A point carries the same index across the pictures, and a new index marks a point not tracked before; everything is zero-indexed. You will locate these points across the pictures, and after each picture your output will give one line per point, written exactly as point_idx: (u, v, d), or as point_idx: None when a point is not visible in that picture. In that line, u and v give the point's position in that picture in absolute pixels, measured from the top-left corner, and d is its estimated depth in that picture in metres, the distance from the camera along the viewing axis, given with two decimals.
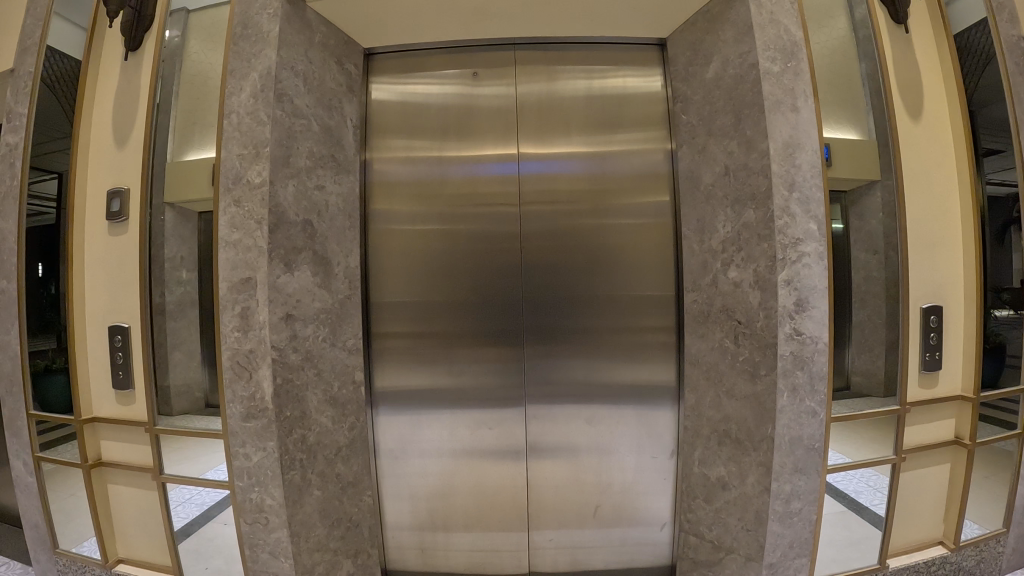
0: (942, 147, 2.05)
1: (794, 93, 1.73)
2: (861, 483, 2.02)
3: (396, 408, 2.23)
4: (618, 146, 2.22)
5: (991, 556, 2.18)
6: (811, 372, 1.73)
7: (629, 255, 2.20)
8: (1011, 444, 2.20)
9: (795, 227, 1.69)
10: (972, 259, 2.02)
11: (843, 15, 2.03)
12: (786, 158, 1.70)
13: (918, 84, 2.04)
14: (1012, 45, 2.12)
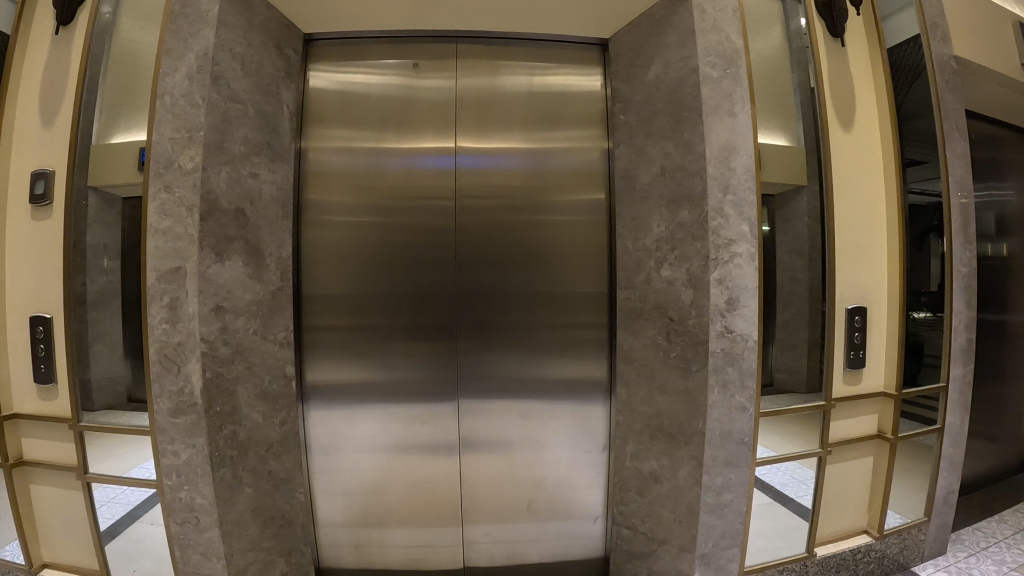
0: (870, 156, 2.12)
1: (732, 98, 1.75)
2: (787, 476, 2.09)
3: (329, 403, 2.20)
4: (555, 143, 2.23)
5: (914, 544, 2.28)
6: (741, 369, 1.77)
7: (563, 251, 2.22)
8: (928, 439, 2.30)
9: (728, 228, 1.73)
10: (896, 263, 2.09)
11: (778, 26, 2.08)
12: (722, 160, 1.73)
13: (849, 94, 2.10)
14: (941, 63, 2.24)
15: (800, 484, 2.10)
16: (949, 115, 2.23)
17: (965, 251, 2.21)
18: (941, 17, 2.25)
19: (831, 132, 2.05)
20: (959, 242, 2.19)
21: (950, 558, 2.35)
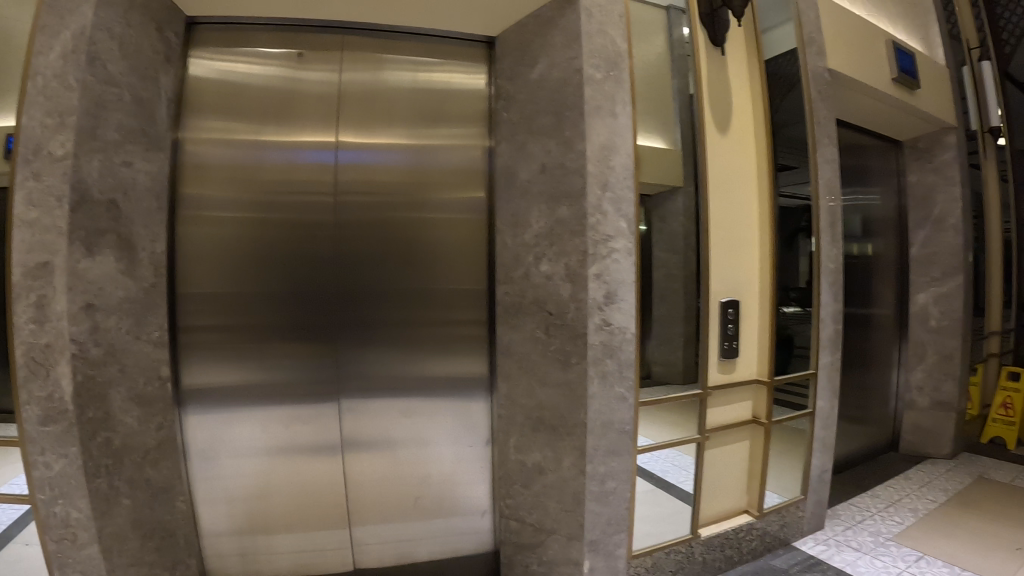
0: (743, 160, 2.24)
1: (614, 99, 1.84)
2: (668, 463, 2.14)
3: (206, 406, 2.11)
4: (435, 140, 2.24)
5: (793, 520, 2.42)
6: (620, 360, 1.85)
7: (441, 247, 2.22)
8: (803, 422, 2.43)
9: (606, 225, 1.81)
10: (767, 260, 2.21)
11: (661, 35, 2.14)
12: (602, 159, 1.81)
13: (724, 100, 2.20)
14: (816, 74, 2.40)
15: (682, 468, 2.18)
16: (820, 123, 2.38)
17: (832, 250, 2.35)
18: (816, 32, 2.45)
19: (707, 134, 2.14)
20: (827, 242, 2.33)
21: (828, 531, 2.56)
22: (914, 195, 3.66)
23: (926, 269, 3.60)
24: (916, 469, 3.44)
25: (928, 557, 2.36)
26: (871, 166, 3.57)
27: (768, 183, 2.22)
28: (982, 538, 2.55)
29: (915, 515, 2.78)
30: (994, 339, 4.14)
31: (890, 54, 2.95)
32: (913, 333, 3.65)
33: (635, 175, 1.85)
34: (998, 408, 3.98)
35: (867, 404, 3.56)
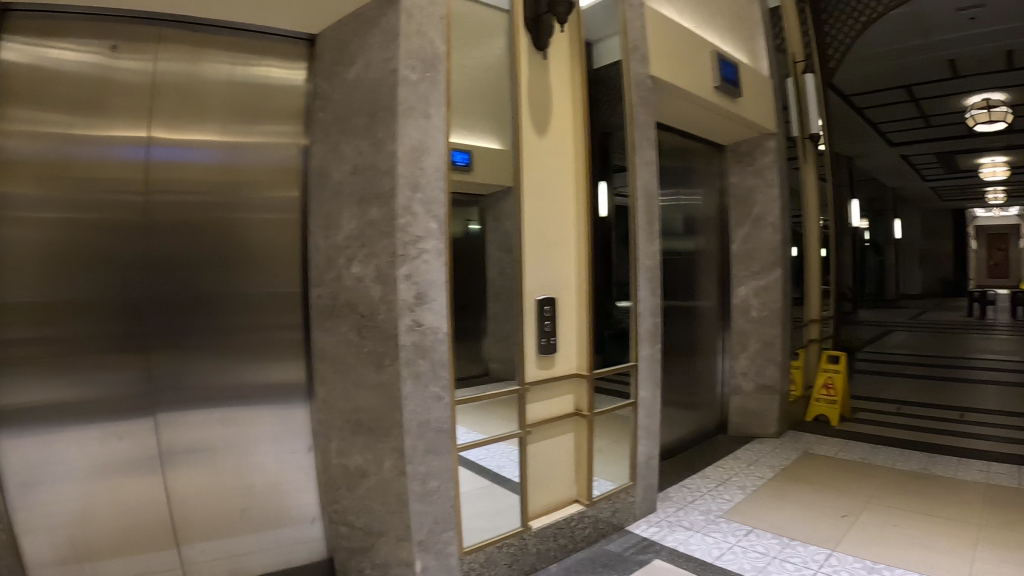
0: (561, 163, 2.33)
1: (427, 101, 1.86)
2: (499, 456, 2.15)
3: (16, 427, 1.94)
4: (253, 138, 2.22)
5: (624, 505, 2.56)
6: (433, 360, 1.86)
7: (254, 248, 2.21)
8: (627, 411, 2.54)
9: (416, 226, 1.82)
10: (585, 258, 2.35)
11: (492, 36, 2.12)
12: (412, 161, 1.82)
13: (544, 102, 2.27)
14: (638, 80, 2.51)
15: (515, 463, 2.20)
16: (639, 126, 2.50)
17: (649, 247, 2.53)
18: (641, 40, 2.54)
19: (528, 136, 2.20)
20: (644, 240, 2.50)
21: (660, 513, 2.72)
22: (735, 194, 3.91)
23: (747, 264, 3.85)
24: (742, 448, 3.69)
25: (757, 530, 2.58)
26: (697, 168, 3.81)
27: (585, 185, 2.35)
28: (808, 509, 2.81)
29: (745, 492, 3.02)
30: (813, 326, 4.65)
31: (714, 64, 3.13)
32: (735, 323, 3.93)
33: (446, 176, 1.88)
34: (820, 389, 4.38)
35: (695, 391, 3.80)
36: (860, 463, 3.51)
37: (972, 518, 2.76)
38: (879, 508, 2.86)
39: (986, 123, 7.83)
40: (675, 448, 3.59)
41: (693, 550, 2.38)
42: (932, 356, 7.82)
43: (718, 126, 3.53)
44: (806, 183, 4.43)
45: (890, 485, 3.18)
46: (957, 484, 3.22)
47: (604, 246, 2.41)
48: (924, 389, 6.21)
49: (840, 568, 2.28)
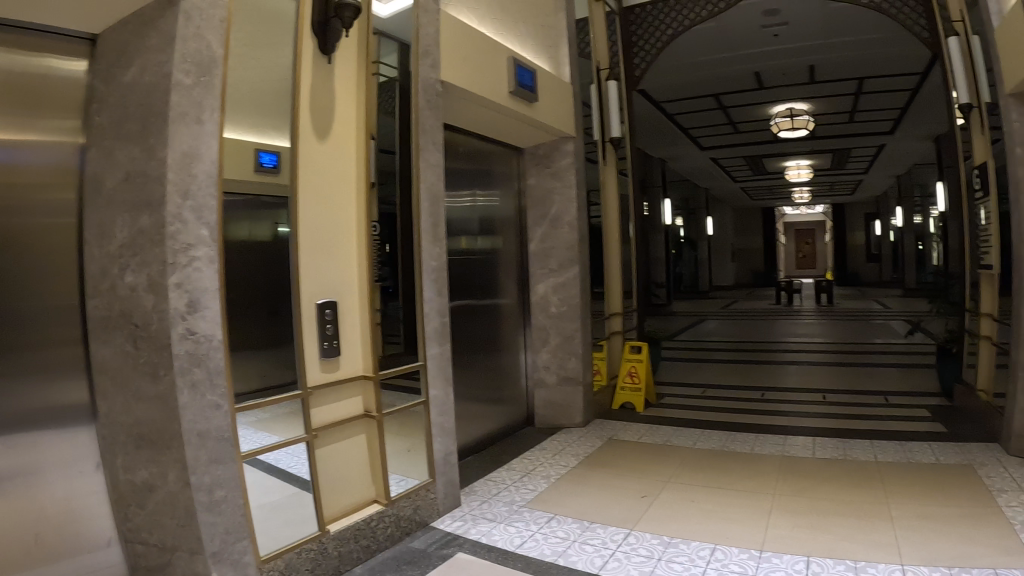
0: (338, 171, 2.68)
1: (200, 106, 1.98)
2: (294, 460, 2.40)
3: None
4: (29, 134, 2.05)
5: (424, 500, 3.02)
6: (208, 368, 2.01)
7: (32, 257, 2.05)
8: (419, 408, 3.01)
9: (186, 234, 1.95)
10: (364, 250, 2.74)
11: (285, 46, 2.39)
12: (183, 167, 1.95)
13: (323, 114, 2.59)
14: (427, 83, 3.00)
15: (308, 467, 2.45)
16: (425, 131, 3.01)
17: (433, 247, 3.04)
18: (432, 47, 3.02)
19: (305, 140, 2.51)
20: (428, 241, 3.01)
21: (465, 507, 3.25)
22: (532, 195, 4.71)
23: (545, 262, 4.68)
24: (540, 446, 4.32)
25: (558, 517, 3.16)
26: (472, 168, 4.28)
27: (364, 183, 2.73)
28: (608, 496, 3.46)
29: (546, 481, 3.68)
30: (615, 318, 5.46)
31: (510, 69, 3.68)
32: (536, 319, 4.73)
33: (219, 181, 2.03)
34: (625, 378, 5.31)
35: (500, 386, 4.53)
36: (655, 446, 4.36)
37: (757, 491, 3.52)
38: (674, 489, 3.57)
39: (788, 130, 8.65)
40: (475, 445, 4.21)
41: (495, 541, 2.87)
42: (741, 342, 8.63)
43: (512, 126, 4.10)
44: (607, 180, 5.24)
45: (684, 469, 3.91)
46: (711, 474, 3.83)
47: (383, 241, 2.85)
48: (730, 372, 6.89)
49: (638, 544, 2.87)
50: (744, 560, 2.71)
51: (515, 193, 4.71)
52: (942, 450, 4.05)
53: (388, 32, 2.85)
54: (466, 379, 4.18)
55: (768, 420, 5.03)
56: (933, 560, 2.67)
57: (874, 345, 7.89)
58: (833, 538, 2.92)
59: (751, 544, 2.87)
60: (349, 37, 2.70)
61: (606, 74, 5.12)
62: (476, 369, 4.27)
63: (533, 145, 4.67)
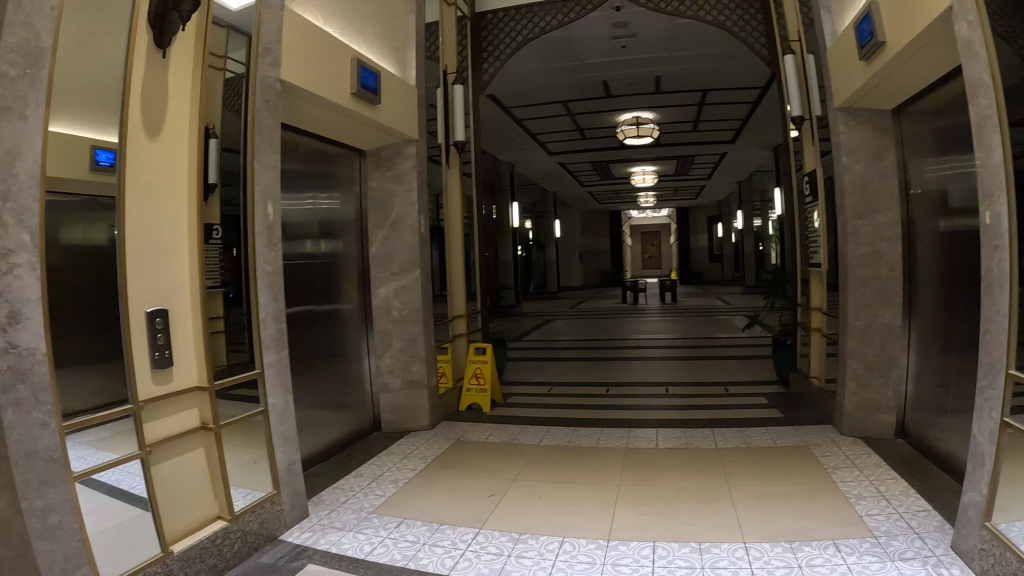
0: (172, 171, 2.54)
1: (25, 100, 1.84)
2: (130, 478, 2.29)
3: None
4: None
5: (271, 514, 2.93)
6: (33, 385, 1.86)
7: None
8: (259, 418, 2.94)
9: (7, 238, 1.80)
10: (195, 255, 2.62)
11: (123, 38, 2.25)
12: (5, 165, 1.79)
13: (157, 110, 2.45)
14: (266, 83, 2.91)
15: (146, 484, 2.35)
16: (263, 131, 2.93)
17: (269, 252, 2.98)
18: (274, 44, 2.93)
19: (134, 138, 2.36)
20: (264, 246, 2.94)
21: (313, 517, 3.18)
22: (373, 198, 4.68)
23: (386, 265, 4.66)
24: (387, 451, 4.29)
25: (407, 520, 3.18)
26: (317, 169, 4.22)
27: (196, 185, 2.62)
28: (455, 497, 3.51)
29: (396, 486, 3.67)
30: (460, 321, 5.52)
31: (353, 71, 3.64)
32: (377, 323, 4.70)
33: (41, 181, 1.88)
34: (471, 379, 5.44)
35: (346, 393, 4.44)
36: (502, 444, 4.45)
37: (603, 483, 3.67)
38: (521, 485, 3.67)
39: (635, 136, 8.82)
40: (323, 453, 4.11)
41: (345, 549, 2.85)
42: (589, 340, 8.89)
43: (349, 126, 4.03)
44: (451, 187, 5.31)
45: (529, 465, 4.03)
46: (556, 466, 3.99)
47: (220, 245, 2.75)
48: (577, 370, 7.09)
49: (488, 542, 2.93)
50: (592, 549, 2.84)
51: (355, 195, 4.66)
52: (779, 435, 4.35)
53: (236, 26, 2.76)
54: (311, 387, 4.07)
55: (616, 414, 5.25)
56: (773, 536, 2.86)
57: (717, 339, 8.40)
58: (676, 522, 3.08)
59: (599, 534, 2.99)
60: (187, 30, 2.56)
61: (453, 78, 5.16)
62: (320, 374, 4.17)
63: (375, 148, 4.66)
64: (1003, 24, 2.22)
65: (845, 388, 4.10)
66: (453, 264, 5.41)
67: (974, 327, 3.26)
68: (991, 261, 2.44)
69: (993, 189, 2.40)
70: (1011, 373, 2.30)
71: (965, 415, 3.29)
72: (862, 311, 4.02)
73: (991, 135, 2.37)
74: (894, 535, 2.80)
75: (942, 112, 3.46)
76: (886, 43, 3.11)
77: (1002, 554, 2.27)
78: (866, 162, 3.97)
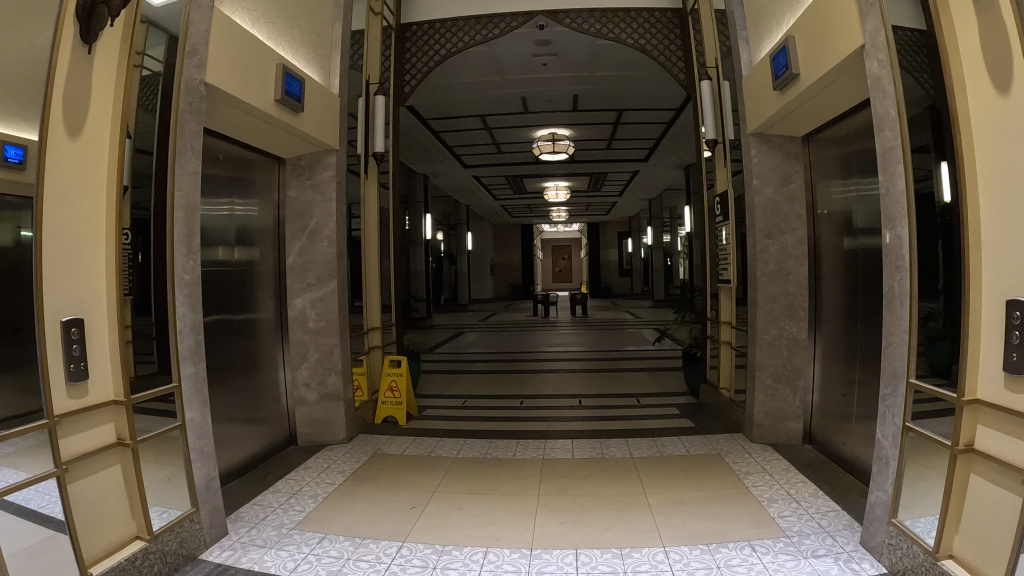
0: (90, 172, 2.41)
1: None
2: (44, 498, 2.16)
3: None
4: None
5: (190, 533, 2.80)
6: None
7: None
8: (177, 433, 2.79)
9: None
10: (113, 261, 2.49)
11: (43, 32, 2.14)
12: None
13: (78, 107, 2.33)
14: (190, 85, 2.81)
15: (61, 503, 2.22)
16: (185, 135, 2.82)
17: (189, 261, 2.85)
18: (201, 45, 2.85)
19: (54, 135, 2.23)
20: (182, 254, 2.81)
21: (233, 535, 3.07)
22: (291, 207, 4.57)
23: (302, 276, 4.56)
24: (305, 465, 4.19)
25: (329, 536, 3.11)
26: (235, 176, 4.10)
27: (116, 188, 2.49)
28: (375, 510, 3.46)
29: (315, 500, 3.59)
30: (375, 333, 5.43)
31: (278, 78, 3.56)
32: (293, 334, 4.59)
33: None
34: (386, 392, 5.36)
35: (260, 406, 4.30)
36: (421, 457, 4.42)
37: (522, 493, 3.71)
38: (440, 497, 3.65)
39: (550, 153, 9.10)
40: (238, 469, 3.97)
41: (267, 567, 2.76)
42: (503, 353, 8.92)
43: (271, 133, 3.93)
44: (367, 197, 5.20)
45: (448, 477, 4.02)
46: (477, 478, 4.00)
47: (135, 250, 2.62)
48: (491, 383, 7.11)
49: (412, 555, 2.91)
50: (516, 559, 2.86)
51: (274, 204, 4.54)
52: (691, 443, 4.51)
53: (157, 22, 2.65)
54: (226, 399, 3.92)
55: (531, 426, 5.30)
56: (691, 540, 2.97)
57: (628, 351, 8.60)
58: (597, 530, 3.15)
59: (521, 543, 3.02)
60: (114, 25, 2.45)
61: (376, 89, 5.12)
62: (235, 387, 4.02)
63: (295, 156, 4.57)
64: (909, 60, 2.41)
65: (754, 398, 4.30)
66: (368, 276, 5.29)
67: (876, 339, 3.50)
68: (893, 280, 2.62)
69: (896, 213, 2.59)
70: (912, 382, 2.48)
71: (867, 422, 3.51)
72: (770, 325, 4.23)
73: (895, 165, 2.56)
74: (807, 534, 2.95)
75: (848, 139, 3.73)
76: (800, 75, 3.32)
77: (909, 547, 2.44)
78: (775, 185, 4.20)
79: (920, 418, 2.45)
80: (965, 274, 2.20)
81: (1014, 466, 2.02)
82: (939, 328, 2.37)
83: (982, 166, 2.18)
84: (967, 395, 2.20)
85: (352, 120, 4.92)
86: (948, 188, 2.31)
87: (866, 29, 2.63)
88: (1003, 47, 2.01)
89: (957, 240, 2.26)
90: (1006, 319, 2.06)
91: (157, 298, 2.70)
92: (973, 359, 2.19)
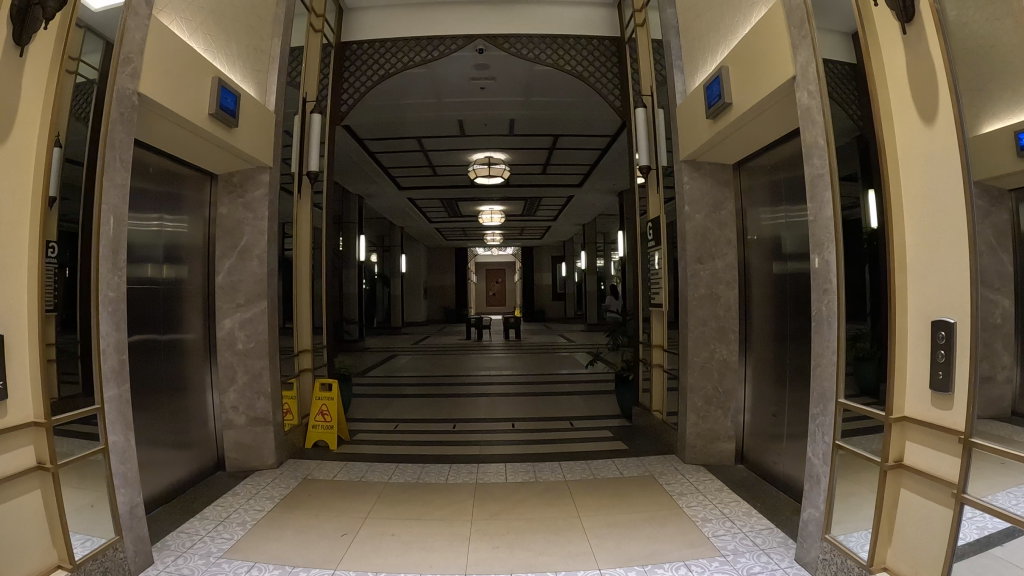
0: (16, 178, 2.30)
1: None
2: None
3: None
4: None
5: (115, 563, 2.66)
6: None
7: None
8: (99, 457, 2.63)
9: None
10: (34, 274, 2.36)
11: None
12: None
13: (6, 109, 2.22)
14: (123, 94, 2.72)
15: None
16: (114, 146, 2.70)
17: (114, 277, 2.74)
18: (136, 54, 2.77)
19: None
20: (107, 269, 2.69)
21: (158, 564, 2.92)
22: (221, 225, 4.45)
23: (231, 296, 4.43)
24: (232, 492, 4.04)
25: (258, 564, 2.99)
26: (165, 191, 3.97)
27: (41, 197, 2.37)
28: (305, 537, 3.35)
29: (244, 527, 3.45)
30: (305, 355, 5.28)
31: (213, 91, 3.48)
32: (220, 356, 4.43)
33: None
34: (315, 416, 5.21)
35: (186, 430, 4.13)
36: (353, 482, 4.32)
37: (456, 518, 3.66)
38: (372, 523, 3.57)
39: (485, 175, 9.17)
40: (163, 496, 3.79)
41: None
42: (436, 376, 8.85)
43: (204, 149, 3.83)
44: (300, 216, 5.08)
45: (380, 503, 3.93)
46: (411, 503, 3.92)
47: (60, 266, 2.48)
48: (423, 407, 7.01)
49: None
50: None
51: (204, 221, 4.41)
52: (625, 465, 4.54)
53: (92, 27, 2.56)
54: (151, 423, 3.76)
55: (465, 450, 5.25)
56: (627, 562, 2.98)
57: (559, 375, 8.63)
58: (532, 553, 3.13)
59: (456, 569, 2.97)
60: (48, 28, 2.36)
61: (312, 107, 5.05)
62: (161, 411, 3.86)
63: (227, 172, 4.46)
64: (839, 92, 2.53)
65: (687, 421, 4.36)
66: (298, 297, 5.12)
67: (805, 361, 3.62)
68: (820, 303, 2.71)
69: (823, 239, 2.68)
70: (842, 402, 2.56)
71: (797, 440, 3.62)
72: (701, 347, 4.33)
73: (822, 192, 2.66)
74: (742, 552, 3.01)
75: (779, 168, 3.88)
76: (732, 105, 3.44)
77: (843, 562, 2.51)
78: (706, 211, 4.32)
79: (850, 436, 2.53)
80: (891, 297, 2.30)
81: (943, 479, 2.11)
82: (866, 348, 2.46)
83: (907, 193, 2.29)
84: (894, 413, 2.29)
85: (287, 138, 4.84)
86: (875, 216, 2.41)
87: (797, 61, 2.75)
88: (931, 82, 2.12)
89: (884, 264, 2.37)
90: (931, 338, 2.16)
91: (82, 316, 2.56)
92: (899, 379, 2.29)
